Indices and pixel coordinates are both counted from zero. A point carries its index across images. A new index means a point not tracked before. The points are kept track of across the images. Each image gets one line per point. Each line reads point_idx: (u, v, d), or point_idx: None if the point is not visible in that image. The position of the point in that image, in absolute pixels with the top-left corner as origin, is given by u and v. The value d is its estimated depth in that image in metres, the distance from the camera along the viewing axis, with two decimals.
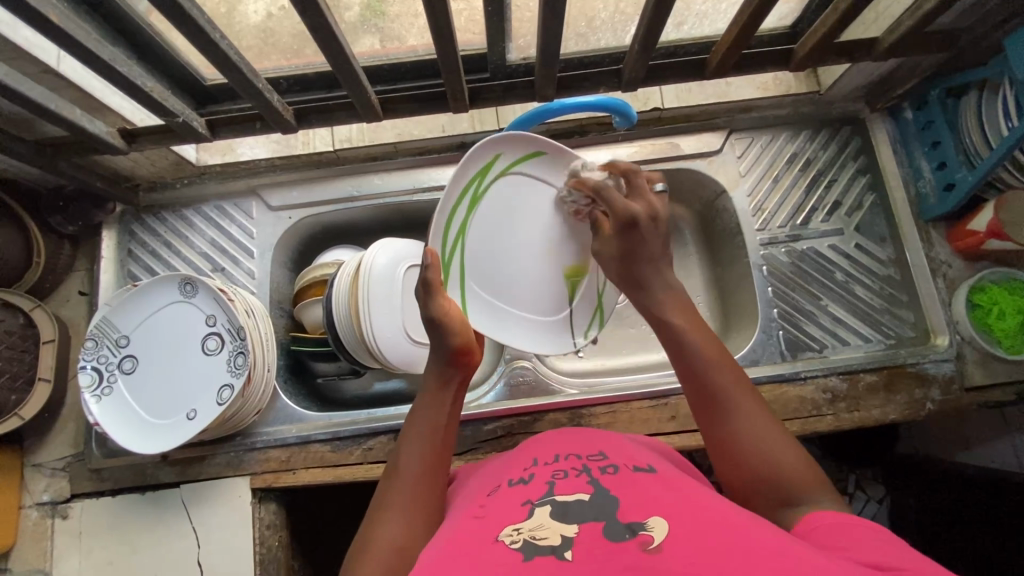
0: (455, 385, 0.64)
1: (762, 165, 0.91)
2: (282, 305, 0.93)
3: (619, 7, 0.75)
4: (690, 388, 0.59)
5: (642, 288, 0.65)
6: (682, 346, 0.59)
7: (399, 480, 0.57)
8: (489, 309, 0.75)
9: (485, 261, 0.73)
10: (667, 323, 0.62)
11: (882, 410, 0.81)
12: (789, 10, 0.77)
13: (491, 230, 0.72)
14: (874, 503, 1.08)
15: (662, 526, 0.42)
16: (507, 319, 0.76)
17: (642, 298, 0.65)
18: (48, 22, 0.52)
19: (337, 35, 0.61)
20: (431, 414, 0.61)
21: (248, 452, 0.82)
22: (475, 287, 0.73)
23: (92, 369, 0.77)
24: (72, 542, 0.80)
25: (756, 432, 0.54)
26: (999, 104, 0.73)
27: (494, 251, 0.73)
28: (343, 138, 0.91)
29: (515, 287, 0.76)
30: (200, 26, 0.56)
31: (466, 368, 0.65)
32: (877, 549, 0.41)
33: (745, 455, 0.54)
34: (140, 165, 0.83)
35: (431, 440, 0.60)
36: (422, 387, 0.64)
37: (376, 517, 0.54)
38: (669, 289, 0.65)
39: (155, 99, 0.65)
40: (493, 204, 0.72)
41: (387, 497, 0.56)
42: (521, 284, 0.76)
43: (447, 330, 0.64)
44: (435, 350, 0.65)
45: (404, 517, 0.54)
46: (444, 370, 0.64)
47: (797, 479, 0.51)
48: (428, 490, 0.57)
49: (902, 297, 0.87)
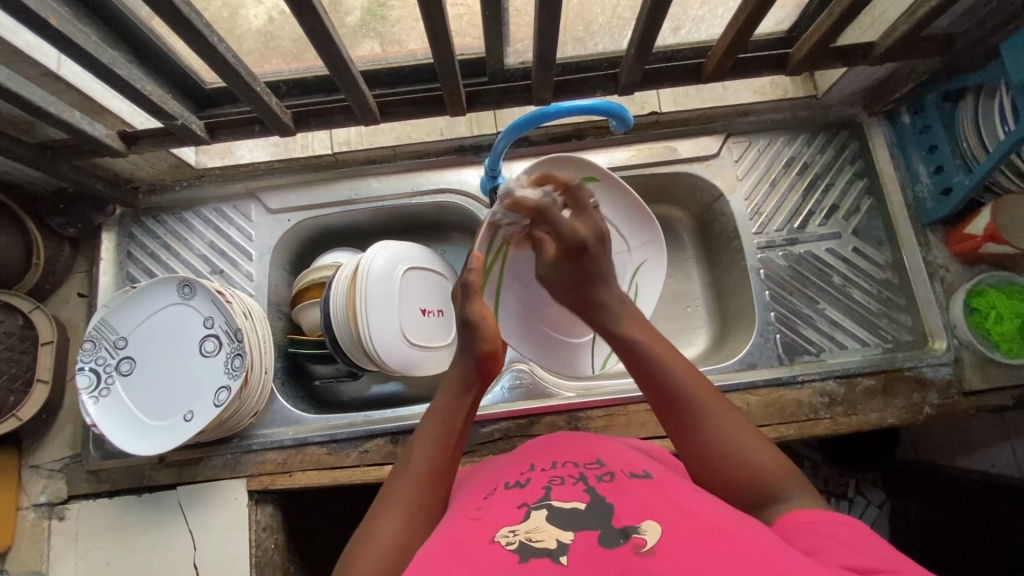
0: (476, 391, 0.64)
1: (760, 169, 0.91)
2: (281, 307, 0.93)
3: (616, 12, 0.76)
4: (655, 398, 0.58)
5: (599, 307, 0.65)
6: (648, 358, 0.59)
7: (407, 477, 0.57)
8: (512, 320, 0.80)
9: (524, 277, 0.78)
10: (626, 339, 0.61)
11: (879, 415, 0.81)
12: (785, 15, 0.78)
13: (529, 257, 0.77)
14: (875, 509, 1.05)
15: (656, 530, 0.42)
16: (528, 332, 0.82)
17: (595, 314, 0.66)
18: (49, 25, 0.52)
19: (335, 40, 0.61)
20: (448, 417, 0.61)
21: (245, 454, 0.82)
22: (507, 301, 0.79)
23: (90, 370, 0.77)
24: (69, 543, 0.81)
25: (720, 434, 0.54)
26: (995, 108, 0.73)
27: (531, 275, 0.78)
28: (342, 141, 0.91)
29: (547, 307, 0.80)
30: (201, 31, 0.56)
31: (487, 375, 0.65)
32: (867, 552, 0.41)
33: (712, 460, 0.53)
34: (140, 168, 0.84)
35: (445, 442, 0.59)
36: (442, 388, 0.64)
37: (382, 509, 0.55)
38: (626, 307, 0.65)
39: (154, 102, 0.65)
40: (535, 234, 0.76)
41: (393, 492, 0.56)
42: (552, 303, 0.80)
43: (475, 335, 0.64)
44: (460, 354, 0.65)
45: (408, 513, 0.54)
46: (467, 374, 0.64)
47: (770, 480, 0.51)
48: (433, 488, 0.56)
49: (900, 301, 0.87)
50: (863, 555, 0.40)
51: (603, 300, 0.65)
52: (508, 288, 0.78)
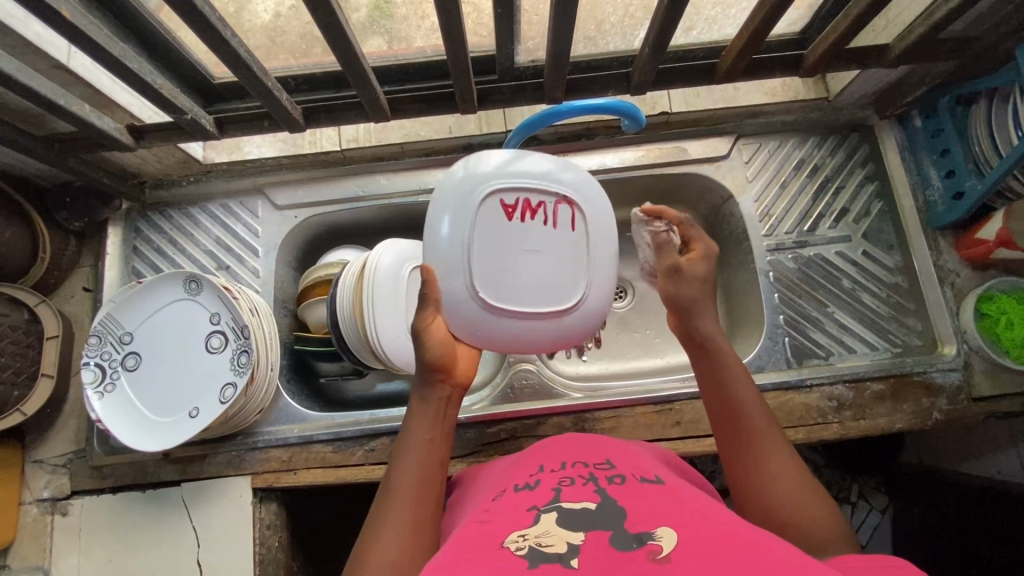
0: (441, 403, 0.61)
1: (770, 171, 0.91)
2: (286, 305, 0.92)
3: (629, 11, 0.75)
4: (721, 418, 0.58)
5: (695, 314, 0.63)
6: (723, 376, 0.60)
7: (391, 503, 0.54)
8: (568, 258, 0.63)
9: (493, 231, 0.60)
10: (715, 354, 0.61)
11: (888, 419, 0.81)
12: (799, 16, 0.77)
13: (464, 211, 0.59)
14: (877, 513, 1.09)
15: (671, 537, 0.41)
16: (560, 274, 0.62)
17: (693, 315, 0.63)
18: (61, 18, 0.52)
19: (348, 35, 0.61)
20: (416, 434, 0.58)
21: (250, 451, 0.82)
22: (477, 236, 0.60)
23: (95, 366, 0.76)
24: (72, 539, 0.80)
25: (773, 464, 0.54)
26: (1007, 113, 0.73)
27: (463, 238, 0.59)
28: (350, 138, 0.91)
29: (508, 268, 0.60)
30: (213, 24, 0.56)
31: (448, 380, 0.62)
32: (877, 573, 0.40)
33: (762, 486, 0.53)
34: (147, 162, 0.83)
35: (420, 460, 0.56)
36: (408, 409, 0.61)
37: (370, 538, 0.51)
38: (709, 322, 0.63)
39: (164, 96, 0.65)
40: (488, 188, 0.60)
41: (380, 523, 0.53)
42: (511, 270, 0.60)
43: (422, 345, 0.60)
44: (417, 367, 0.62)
45: (394, 533, 0.51)
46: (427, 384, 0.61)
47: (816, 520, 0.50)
48: (418, 505, 0.53)
49: (910, 305, 0.87)
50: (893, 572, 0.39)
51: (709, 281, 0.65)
52: (533, 224, 0.61)
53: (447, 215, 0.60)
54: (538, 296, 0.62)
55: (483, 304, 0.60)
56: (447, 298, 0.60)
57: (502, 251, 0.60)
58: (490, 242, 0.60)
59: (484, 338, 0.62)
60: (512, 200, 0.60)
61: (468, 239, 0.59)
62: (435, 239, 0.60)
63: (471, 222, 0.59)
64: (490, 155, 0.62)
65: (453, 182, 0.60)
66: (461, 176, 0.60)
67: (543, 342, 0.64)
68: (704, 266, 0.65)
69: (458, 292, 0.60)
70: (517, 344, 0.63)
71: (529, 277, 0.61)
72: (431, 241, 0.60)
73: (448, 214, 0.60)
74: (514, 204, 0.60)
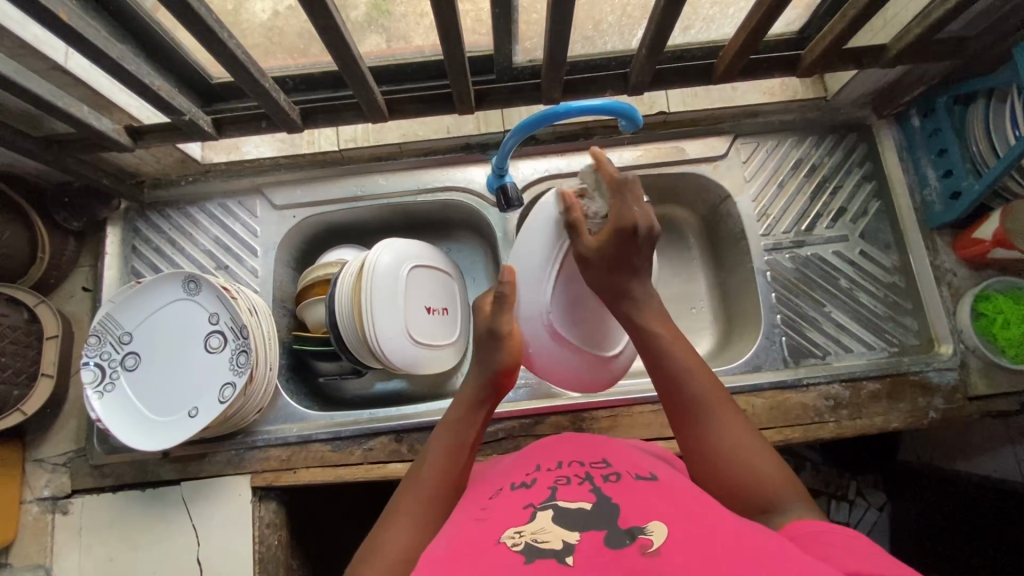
0: (487, 406, 0.64)
1: (768, 171, 0.91)
2: (285, 304, 0.93)
3: (626, 10, 0.75)
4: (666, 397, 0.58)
5: (626, 294, 0.61)
6: (657, 354, 0.59)
7: (416, 489, 0.56)
8: (622, 313, 0.70)
9: (577, 264, 0.66)
10: (648, 333, 0.60)
11: (884, 418, 0.81)
12: (796, 16, 0.77)
13: (559, 240, 0.65)
14: (875, 511, 1.08)
15: (662, 530, 0.41)
16: (615, 321, 0.69)
17: (619, 299, 0.61)
18: (59, 20, 0.52)
19: (345, 36, 0.61)
20: (458, 430, 0.61)
21: (249, 450, 0.82)
22: (561, 266, 0.65)
23: (95, 365, 0.77)
24: (73, 538, 0.81)
25: (719, 439, 0.54)
26: (1006, 113, 0.72)
27: (556, 264, 0.65)
28: (348, 138, 0.91)
29: (580, 302, 0.66)
30: (210, 25, 0.56)
31: (501, 387, 0.65)
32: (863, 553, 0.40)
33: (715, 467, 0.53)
34: (145, 162, 0.84)
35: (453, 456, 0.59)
36: (453, 403, 0.64)
37: (390, 521, 0.53)
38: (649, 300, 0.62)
39: (162, 98, 0.65)
40: (584, 226, 0.65)
41: (400, 505, 0.55)
42: (580, 306, 0.66)
43: (499, 346, 0.64)
44: (476, 365, 0.65)
45: (415, 524, 0.53)
46: (480, 386, 0.64)
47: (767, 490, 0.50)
48: (442, 501, 0.56)
49: (907, 305, 0.87)
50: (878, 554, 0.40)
51: (629, 263, 0.61)
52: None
53: (547, 237, 0.65)
54: (596, 337, 0.68)
55: (550, 329, 0.66)
56: (523, 311, 0.66)
57: (578, 288, 0.66)
58: (570, 274, 0.66)
59: (538, 359, 0.69)
60: None
61: (554, 267, 0.65)
62: (520, 258, 0.67)
63: (565, 251, 0.65)
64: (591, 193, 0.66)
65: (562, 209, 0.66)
66: (563, 208, 0.66)
67: (578, 379, 0.71)
68: (614, 245, 0.60)
69: (533, 311, 0.65)
70: (558, 372, 0.70)
71: (592, 315, 0.67)
72: (524, 256, 0.66)
73: (547, 237, 0.65)
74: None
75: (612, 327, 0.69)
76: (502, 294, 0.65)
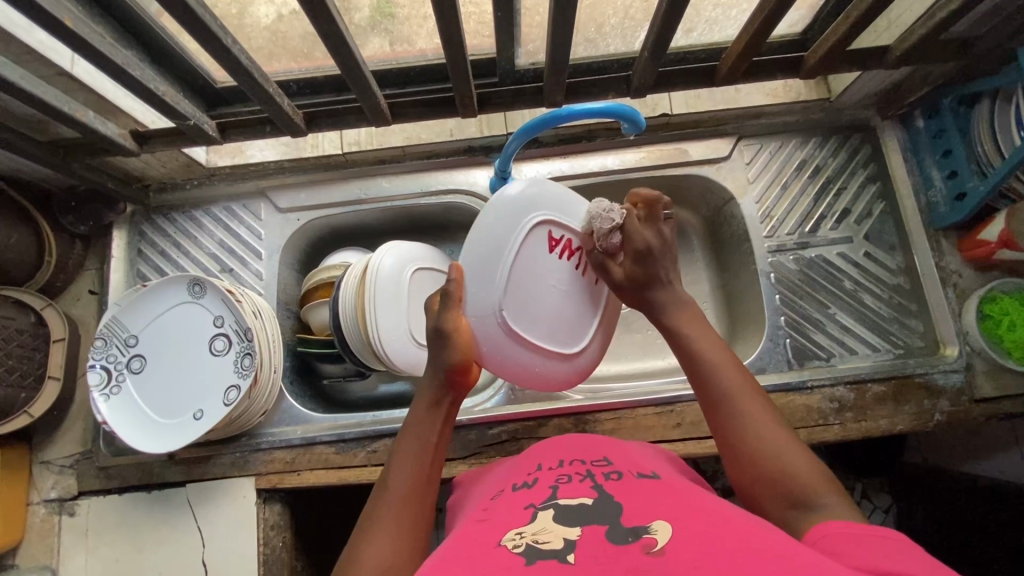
0: (446, 406, 0.61)
1: (772, 172, 0.91)
2: (289, 307, 0.93)
3: (628, 13, 0.74)
4: (700, 393, 0.57)
5: (659, 307, 0.62)
6: (687, 351, 0.59)
7: (388, 500, 0.55)
8: (579, 302, 0.67)
9: (535, 257, 0.63)
10: (678, 332, 0.60)
11: (890, 421, 0.81)
12: (800, 17, 0.76)
13: (516, 229, 0.62)
14: (881, 512, 1.08)
15: (666, 530, 0.41)
16: (569, 318, 0.66)
17: (649, 300, 0.62)
18: (63, 26, 0.53)
19: (348, 40, 0.61)
20: (421, 433, 0.59)
21: (254, 452, 0.82)
22: (518, 259, 0.62)
23: (101, 367, 0.77)
24: (79, 539, 0.81)
25: (753, 435, 0.53)
26: (1011, 113, 0.72)
27: (508, 255, 0.61)
28: (352, 141, 0.90)
29: (536, 297, 0.63)
30: (212, 31, 0.56)
31: (458, 388, 0.62)
32: (868, 544, 0.40)
33: (750, 460, 0.52)
34: (151, 166, 0.84)
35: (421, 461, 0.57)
36: (414, 406, 0.62)
37: (363, 536, 0.52)
38: (678, 301, 0.62)
39: (167, 103, 0.65)
40: (538, 218, 0.63)
41: (374, 518, 0.54)
42: (535, 300, 0.63)
43: (447, 345, 0.61)
44: (430, 367, 0.62)
45: (390, 535, 0.51)
46: (437, 388, 0.61)
47: (806, 486, 0.48)
48: (416, 510, 0.54)
49: (912, 307, 0.87)
50: (882, 544, 0.40)
51: (656, 278, 0.62)
52: (567, 264, 0.65)
53: (497, 227, 0.62)
54: (549, 336, 0.65)
55: (503, 324, 0.62)
56: (472, 309, 0.62)
57: (534, 282, 0.63)
58: (524, 268, 0.62)
59: (492, 360, 0.65)
60: (558, 235, 0.64)
61: (511, 259, 0.62)
62: (468, 249, 0.62)
63: (519, 241, 0.62)
64: (546, 185, 0.65)
65: (512, 196, 0.63)
66: (516, 197, 0.63)
67: (537, 378, 0.67)
68: (636, 267, 0.62)
69: (486, 307, 0.62)
70: (511, 372, 0.66)
71: (547, 310, 0.64)
72: (473, 247, 0.62)
73: (498, 227, 0.62)
74: (559, 240, 0.65)
75: (566, 323, 0.66)
76: (449, 290, 0.61)
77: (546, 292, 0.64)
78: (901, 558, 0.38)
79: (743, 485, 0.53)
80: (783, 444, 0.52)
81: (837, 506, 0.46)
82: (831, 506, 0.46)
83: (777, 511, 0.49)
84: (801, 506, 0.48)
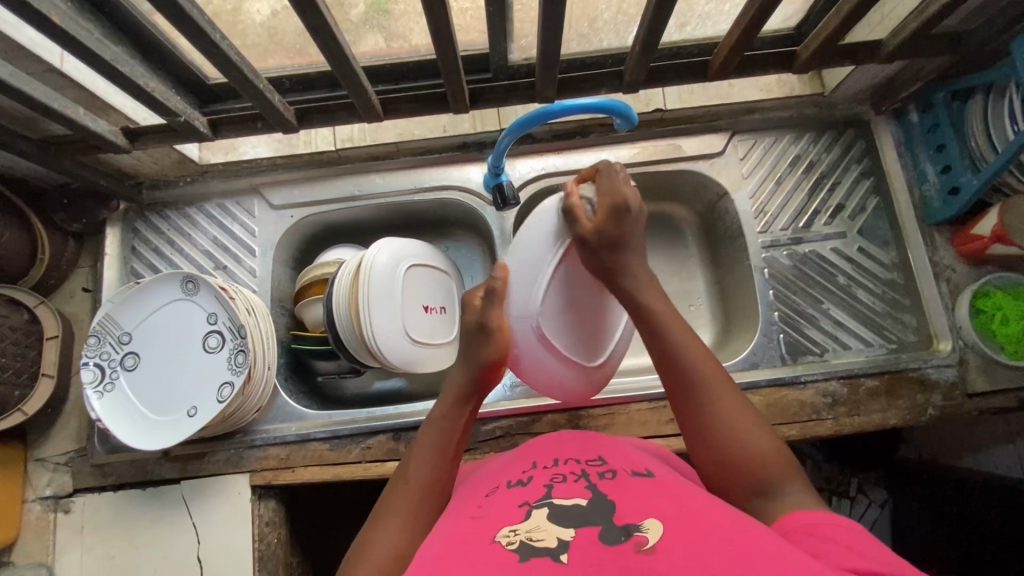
0: (472, 403, 0.63)
1: (766, 167, 0.90)
2: (283, 304, 0.93)
3: (621, 8, 0.73)
4: (667, 379, 0.58)
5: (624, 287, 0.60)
6: (655, 330, 0.58)
7: (406, 488, 0.57)
8: (614, 320, 0.66)
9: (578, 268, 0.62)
10: (646, 311, 0.59)
11: (883, 416, 0.81)
12: (793, 11, 0.76)
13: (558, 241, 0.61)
14: (876, 507, 1.08)
15: (658, 529, 0.41)
16: (602, 336, 0.65)
17: (618, 279, 0.59)
18: (50, 22, 0.52)
19: (338, 37, 0.61)
20: (445, 427, 0.61)
21: (248, 449, 0.82)
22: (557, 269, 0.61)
23: (95, 366, 0.77)
24: (75, 536, 0.82)
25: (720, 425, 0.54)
26: (1005, 108, 0.72)
27: (548, 270, 0.61)
28: (345, 138, 0.91)
29: (575, 313, 0.63)
30: (200, 26, 0.56)
31: (485, 386, 0.64)
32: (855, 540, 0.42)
33: (717, 443, 0.53)
34: (143, 163, 0.84)
35: (443, 451, 0.59)
36: (439, 398, 0.64)
37: (377, 523, 0.54)
38: (648, 281, 0.60)
39: (157, 99, 0.65)
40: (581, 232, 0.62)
41: (390, 503, 0.56)
42: (574, 316, 0.63)
43: (487, 341, 0.63)
44: (466, 359, 0.64)
45: (403, 523, 0.53)
46: (466, 385, 0.63)
47: (769, 474, 0.51)
48: (431, 500, 0.56)
49: (906, 301, 0.87)
50: (851, 535, 0.42)
51: (622, 258, 0.59)
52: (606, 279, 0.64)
53: (540, 237, 0.63)
54: (584, 352, 0.65)
55: (538, 334, 0.63)
56: (514, 315, 0.63)
57: (577, 298, 0.62)
58: (567, 281, 0.62)
59: (522, 362, 0.66)
60: None
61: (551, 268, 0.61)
62: (511, 252, 0.65)
63: (557, 254, 0.61)
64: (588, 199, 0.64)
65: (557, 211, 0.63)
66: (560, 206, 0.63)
67: (559, 384, 0.68)
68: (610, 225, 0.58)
69: (525, 314, 0.63)
70: (539, 378, 0.67)
71: (582, 327, 0.63)
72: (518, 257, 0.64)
73: (542, 235, 0.63)
74: None
75: (600, 342, 0.65)
76: (495, 287, 0.63)
77: (584, 306, 0.63)
78: (878, 555, 0.40)
79: (704, 468, 0.55)
80: (749, 432, 0.53)
81: (802, 496, 0.49)
82: (797, 496, 0.49)
83: (742, 498, 0.51)
84: (767, 493, 0.50)
